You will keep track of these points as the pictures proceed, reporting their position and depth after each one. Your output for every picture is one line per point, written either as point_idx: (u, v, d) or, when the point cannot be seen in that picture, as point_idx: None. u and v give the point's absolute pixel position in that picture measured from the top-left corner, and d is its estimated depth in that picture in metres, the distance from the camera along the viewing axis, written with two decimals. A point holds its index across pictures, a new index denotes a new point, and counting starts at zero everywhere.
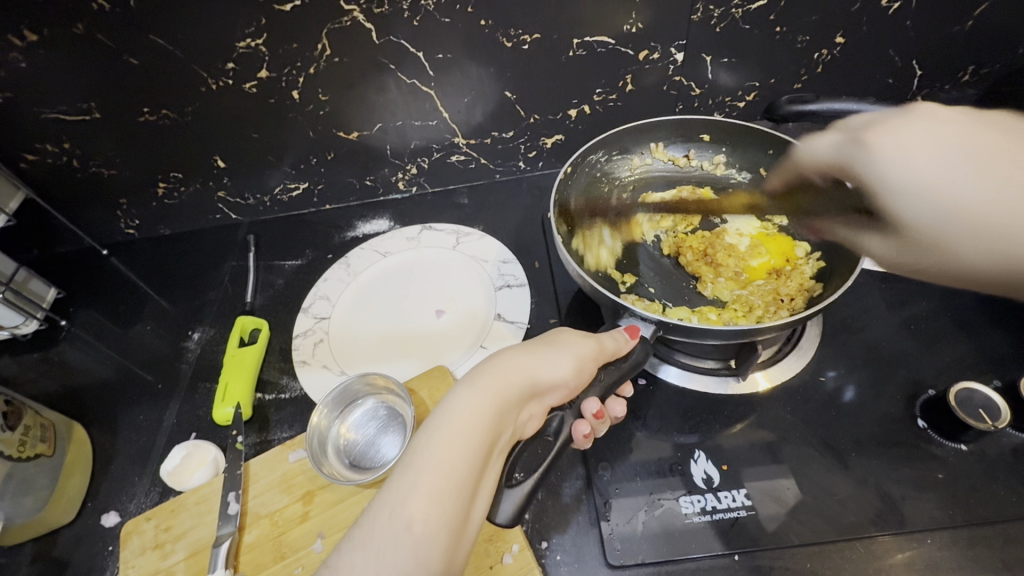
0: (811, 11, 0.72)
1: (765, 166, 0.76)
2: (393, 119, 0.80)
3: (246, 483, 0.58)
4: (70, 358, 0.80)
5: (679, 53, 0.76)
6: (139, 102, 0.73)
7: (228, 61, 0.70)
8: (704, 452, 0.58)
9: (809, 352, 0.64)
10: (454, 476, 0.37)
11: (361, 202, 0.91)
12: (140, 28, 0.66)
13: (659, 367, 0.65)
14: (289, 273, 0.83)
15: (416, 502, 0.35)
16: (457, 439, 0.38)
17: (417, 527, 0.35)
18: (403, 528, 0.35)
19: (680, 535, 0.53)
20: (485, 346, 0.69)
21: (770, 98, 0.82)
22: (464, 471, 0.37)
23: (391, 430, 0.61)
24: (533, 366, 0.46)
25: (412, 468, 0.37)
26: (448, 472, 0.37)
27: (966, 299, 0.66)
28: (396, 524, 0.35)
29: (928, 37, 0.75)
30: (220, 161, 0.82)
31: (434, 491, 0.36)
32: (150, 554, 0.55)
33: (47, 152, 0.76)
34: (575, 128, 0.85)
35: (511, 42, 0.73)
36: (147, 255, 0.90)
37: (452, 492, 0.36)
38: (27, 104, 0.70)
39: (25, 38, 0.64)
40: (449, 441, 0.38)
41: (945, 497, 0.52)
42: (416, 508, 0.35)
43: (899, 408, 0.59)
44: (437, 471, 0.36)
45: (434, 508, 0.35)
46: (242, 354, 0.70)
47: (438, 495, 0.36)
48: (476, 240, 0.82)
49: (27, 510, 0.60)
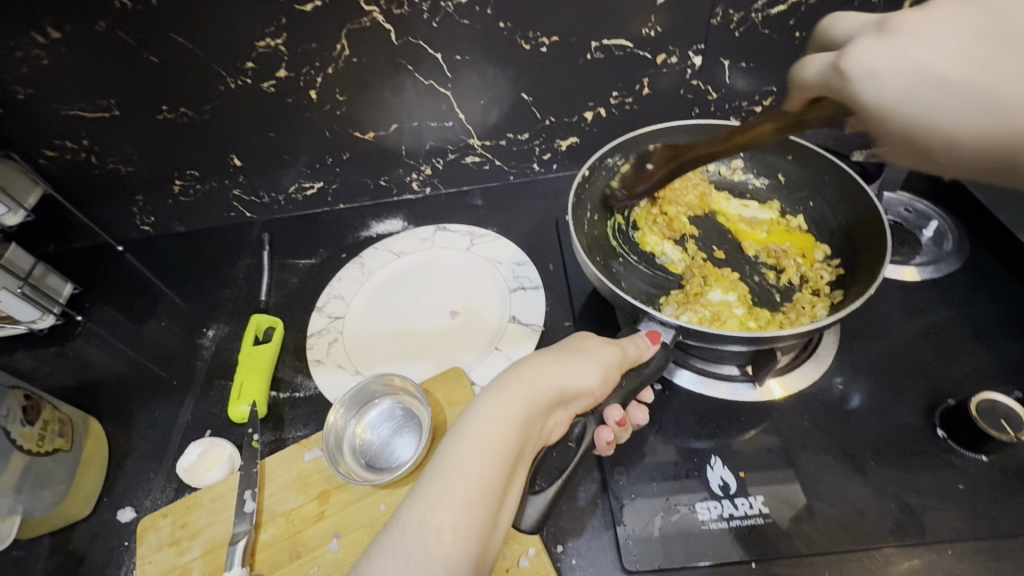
0: (831, 17, 0.71)
1: (782, 172, 0.76)
2: (409, 120, 0.80)
3: (262, 481, 0.59)
4: (86, 353, 0.80)
5: (697, 57, 0.76)
6: (158, 100, 0.73)
7: (247, 60, 0.71)
8: (721, 458, 0.57)
9: (827, 360, 0.64)
10: (484, 484, 0.37)
11: (374, 202, 0.91)
12: (162, 27, 0.66)
13: (675, 372, 0.64)
14: (303, 272, 0.83)
15: (447, 509, 0.35)
16: (487, 447, 0.38)
17: (448, 536, 0.35)
18: (434, 535, 0.35)
19: (696, 542, 0.52)
20: (500, 348, 0.69)
21: (787, 102, 0.82)
22: (494, 479, 0.37)
23: (407, 431, 0.61)
24: (562, 374, 0.46)
25: (442, 474, 0.37)
26: (478, 480, 0.37)
27: (985, 308, 0.66)
28: (426, 531, 0.35)
29: None
30: (236, 159, 0.82)
31: (464, 499, 0.36)
32: (167, 550, 0.56)
33: (66, 149, 0.76)
34: (590, 131, 0.85)
35: (529, 44, 0.73)
36: (162, 251, 0.90)
37: (481, 500, 0.36)
38: (48, 101, 0.71)
39: (49, 35, 0.65)
40: (480, 449, 0.38)
41: (965, 508, 0.52)
42: (446, 515, 0.35)
43: (918, 418, 0.58)
44: (468, 478, 0.37)
45: (465, 516, 0.36)
46: (258, 352, 0.70)
47: (468, 503, 0.36)
48: (490, 242, 0.82)
49: (45, 504, 0.60)
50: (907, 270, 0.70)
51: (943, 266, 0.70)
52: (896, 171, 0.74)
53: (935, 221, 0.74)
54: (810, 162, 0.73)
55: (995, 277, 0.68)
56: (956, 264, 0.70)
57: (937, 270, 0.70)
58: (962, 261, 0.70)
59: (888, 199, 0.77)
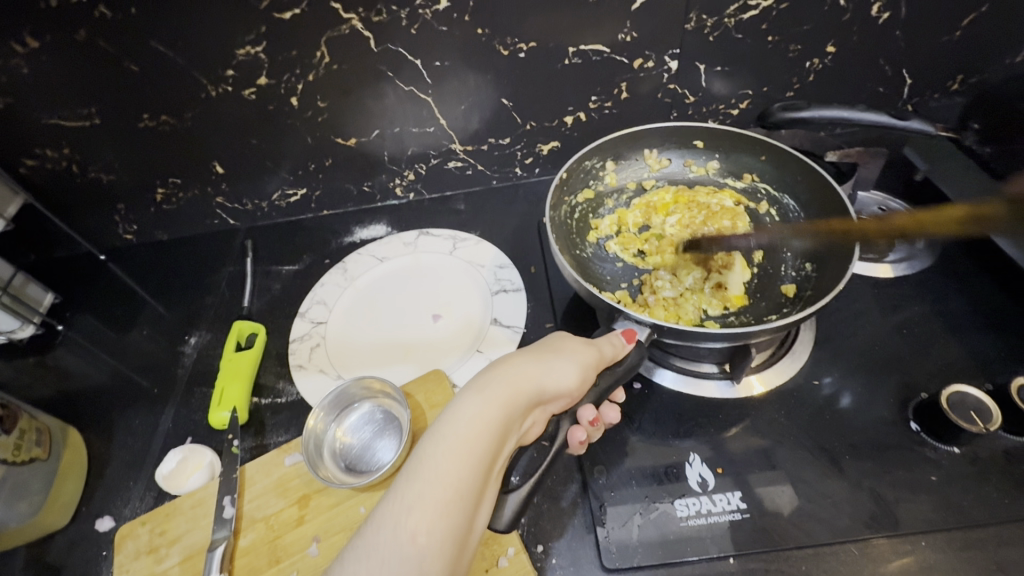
0: (802, 21, 0.73)
1: (756, 173, 0.76)
2: (391, 125, 0.81)
3: (241, 487, 0.58)
4: (67, 363, 0.80)
5: (673, 61, 0.77)
6: (139, 109, 0.74)
7: (227, 67, 0.71)
8: (699, 456, 0.58)
9: (803, 356, 0.64)
10: (460, 487, 0.37)
11: (358, 208, 0.92)
12: (141, 36, 0.67)
13: (654, 371, 0.65)
14: (287, 278, 0.83)
15: (423, 512, 0.35)
16: (465, 449, 0.38)
17: (423, 538, 0.35)
18: (409, 538, 0.35)
19: (675, 538, 0.53)
20: (481, 350, 0.70)
21: (763, 105, 0.83)
22: (470, 481, 0.37)
23: (387, 434, 0.61)
24: (541, 375, 0.46)
25: (419, 476, 0.37)
26: (454, 483, 0.37)
27: (957, 303, 0.67)
28: (401, 534, 0.35)
29: (917, 46, 0.76)
30: (218, 166, 0.82)
31: (439, 501, 0.36)
32: (145, 558, 0.55)
33: (46, 158, 0.76)
34: (571, 135, 0.85)
35: (507, 50, 0.74)
36: (144, 259, 0.90)
37: (457, 502, 0.36)
38: (28, 111, 0.71)
39: (27, 45, 0.65)
40: (456, 451, 0.38)
41: (939, 499, 0.53)
42: (421, 517, 0.35)
43: (893, 412, 0.59)
44: (444, 481, 0.37)
45: (441, 519, 0.36)
46: (239, 359, 0.70)
47: (444, 505, 0.36)
48: (472, 245, 0.83)
49: (20, 514, 0.60)
50: (881, 267, 0.71)
51: (916, 263, 0.71)
52: (868, 172, 0.74)
53: None
54: (783, 163, 0.74)
55: (967, 273, 0.70)
56: (928, 261, 0.71)
57: (910, 266, 0.71)
58: (935, 258, 0.71)
59: (861, 199, 0.77)
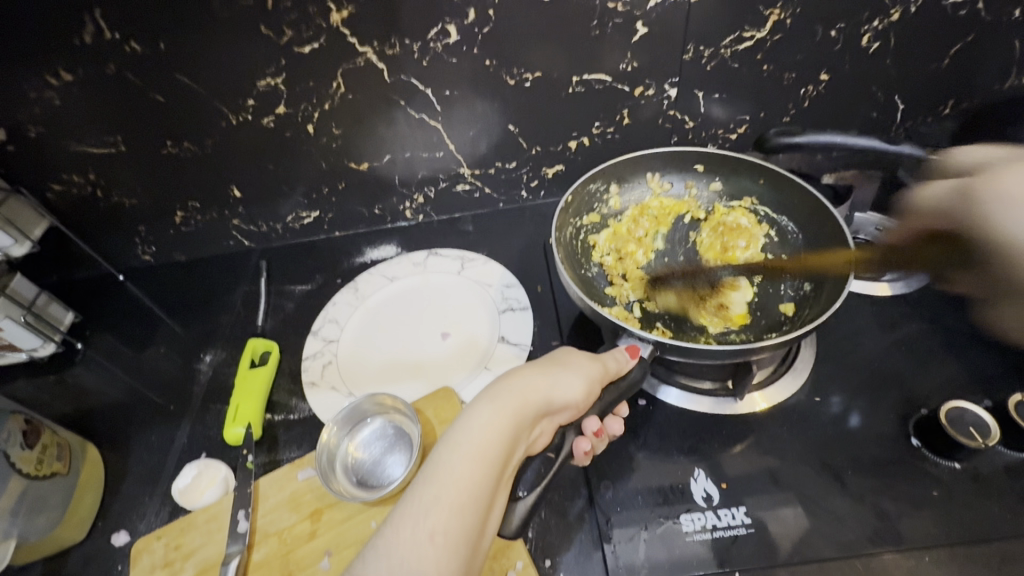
0: (795, 51, 0.76)
1: (756, 196, 0.79)
2: (401, 151, 0.84)
3: (255, 501, 0.60)
4: (85, 380, 0.82)
5: (673, 89, 0.80)
6: (163, 136, 0.77)
7: (248, 97, 0.75)
8: (704, 471, 0.59)
9: (805, 373, 0.66)
10: (473, 491, 0.38)
11: (369, 229, 0.94)
12: (168, 69, 0.71)
13: (658, 388, 0.66)
14: (299, 297, 0.86)
15: (439, 513, 0.37)
16: (478, 454, 0.40)
17: (440, 539, 0.36)
18: (426, 538, 0.36)
19: (681, 553, 0.54)
20: (489, 367, 0.72)
21: (760, 130, 0.86)
22: (483, 485, 0.39)
23: (398, 449, 0.62)
24: (549, 387, 0.48)
25: (436, 479, 0.38)
26: (468, 486, 0.38)
27: (955, 321, 0.68)
28: (419, 534, 0.36)
29: (907, 74, 0.79)
30: (236, 190, 0.86)
31: (454, 504, 0.37)
32: (161, 572, 0.57)
33: (72, 183, 0.80)
34: (575, 159, 0.88)
35: (514, 80, 0.77)
36: (162, 280, 0.93)
37: (471, 506, 0.38)
38: (58, 138, 0.75)
39: (62, 78, 0.69)
40: (470, 456, 0.40)
41: (941, 514, 0.53)
42: (438, 519, 0.37)
43: (894, 428, 0.60)
44: (459, 484, 0.38)
45: (456, 521, 0.37)
46: (254, 376, 0.72)
47: (459, 508, 0.38)
48: (480, 265, 0.85)
49: (40, 528, 0.61)
50: (880, 286, 0.73)
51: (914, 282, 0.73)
52: (864, 194, 0.79)
53: None
54: (782, 186, 0.76)
55: None
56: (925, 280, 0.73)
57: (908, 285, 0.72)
58: None
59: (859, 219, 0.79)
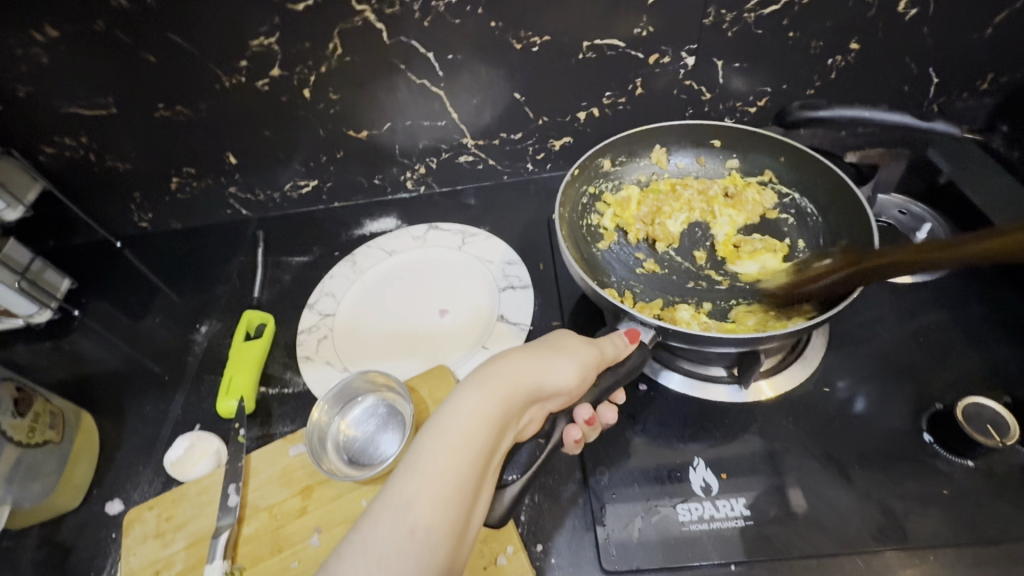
0: (826, 17, 0.71)
1: (773, 174, 0.75)
2: (402, 119, 0.80)
3: (246, 476, 0.59)
4: (83, 348, 0.82)
5: (690, 57, 0.75)
6: (154, 98, 0.74)
7: (241, 59, 0.71)
8: (704, 460, 0.57)
9: (815, 362, 0.63)
10: (459, 481, 0.37)
11: (369, 200, 0.92)
12: (157, 26, 0.67)
13: (660, 372, 0.64)
14: (296, 269, 0.84)
15: (421, 506, 0.35)
16: (463, 442, 0.38)
17: (421, 533, 0.35)
18: (408, 531, 0.34)
19: (676, 542, 0.52)
20: (486, 346, 0.70)
21: (782, 104, 0.81)
22: (469, 475, 0.37)
23: (390, 428, 0.61)
24: (542, 371, 0.46)
25: (418, 470, 0.36)
26: (453, 477, 0.37)
27: (978, 312, 0.65)
28: (399, 528, 0.34)
29: (945, 44, 0.73)
30: (231, 157, 0.83)
31: (438, 496, 0.36)
32: (152, 542, 0.56)
33: (64, 146, 0.78)
34: (583, 131, 0.84)
35: (520, 44, 0.73)
36: (158, 248, 0.91)
37: (455, 497, 0.36)
38: (46, 98, 0.72)
39: (46, 34, 0.66)
40: (456, 445, 0.38)
41: (950, 514, 0.51)
42: (421, 512, 0.35)
43: (906, 422, 0.58)
44: (443, 475, 0.36)
45: (439, 514, 0.35)
46: (248, 349, 0.70)
47: (443, 500, 0.36)
48: (481, 241, 0.82)
49: (35, 495, 0.62)
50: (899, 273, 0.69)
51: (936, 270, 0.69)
52: (891, 173, 0.74)
53: (929, 225, 0.71)
54: (801, 164, 0.72)
55: (990, 283, 0.67)
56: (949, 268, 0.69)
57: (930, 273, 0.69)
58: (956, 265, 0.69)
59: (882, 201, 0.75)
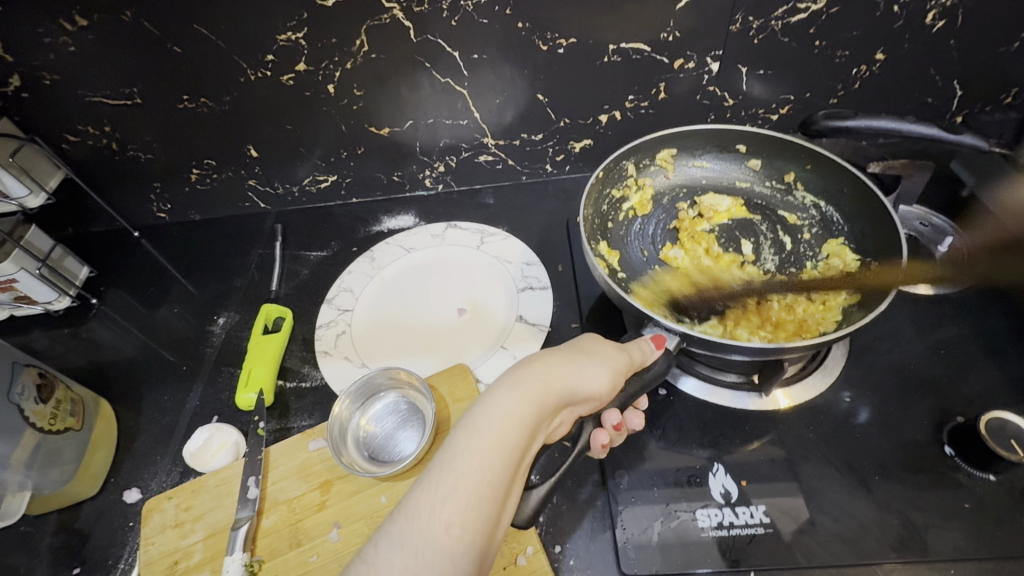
0: (852, 27, 0.71)
1: (799, 180, 0.75)
2: (424, 117, 0.81)
3: (265, 469, 0.59)
4: (99, 336, 0.82)
5: (715, 63, 0.75)
6: (179, 90, 0.75)
7: (268, 53, 0.72)
8: (723, 467, 0.57)
9: (834, 372, 0.63)
10: (492, 481, 0.37)
11: (387, 197, 0.92)
12: (186, 18, 0.67)
13: (679, 377, 0.64)
14: (314, 264, 0.84)
15: (456, 504, 0.35)
16: (497, 443, 0.38)
17: (455, 531, 0.35)
18: (442, 529, 0.35)
19: (694, 548, 0.52)
20: (506, 347, 0.70)
21: (805, 112, 0.81)
22: (501, 476, 0.37)
23: (410, 426, 0.61)
24: (573, 375, 0.45)
25: (453, 467, 0.36)
26: (486, 476, 0.37)
27: (999, 327, 0.65)
28: (434, 524, 0.34)
29: (972, 56, 0.73)
30: (252, 150, 0.83)
31: (472, 494, 0.36)
32: (171, 532, 0.57)
33: (88, 135, 0.78)
34: (604, 134, 0.84)
35: (546, 45, 0.73)
36: (176, 239, 0.92)
37: (488, 496, 0.36)
38: (72, 87, 0.72)
39: (76, 23, 0.66)
40: (490, 445, 0.38)
41: (971, 528, 0.51)
42: (454, 509, 0.35)
43: (926, 435, 0.58)
44: (476, 474, 0.36)
45: (472, 513, 0.35)
46: (267, 341, 0.71)
47: (476, 498, 0.36)
48: (500, 241, 0.82)
49: (54, 482, 0.62)
50: (920, 284, 0.69)
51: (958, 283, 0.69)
52: (912, 185, 0.71)
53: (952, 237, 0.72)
54: (829, 173, 0.72)
55: (1011, 299, 0.67)
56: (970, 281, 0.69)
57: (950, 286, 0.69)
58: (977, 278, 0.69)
59: (904, 212, 0.75)
